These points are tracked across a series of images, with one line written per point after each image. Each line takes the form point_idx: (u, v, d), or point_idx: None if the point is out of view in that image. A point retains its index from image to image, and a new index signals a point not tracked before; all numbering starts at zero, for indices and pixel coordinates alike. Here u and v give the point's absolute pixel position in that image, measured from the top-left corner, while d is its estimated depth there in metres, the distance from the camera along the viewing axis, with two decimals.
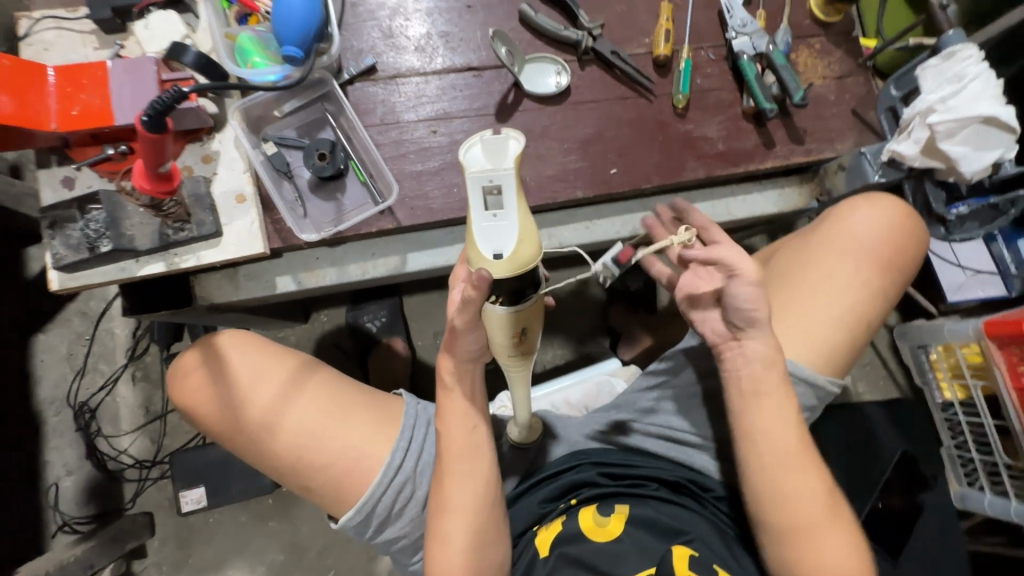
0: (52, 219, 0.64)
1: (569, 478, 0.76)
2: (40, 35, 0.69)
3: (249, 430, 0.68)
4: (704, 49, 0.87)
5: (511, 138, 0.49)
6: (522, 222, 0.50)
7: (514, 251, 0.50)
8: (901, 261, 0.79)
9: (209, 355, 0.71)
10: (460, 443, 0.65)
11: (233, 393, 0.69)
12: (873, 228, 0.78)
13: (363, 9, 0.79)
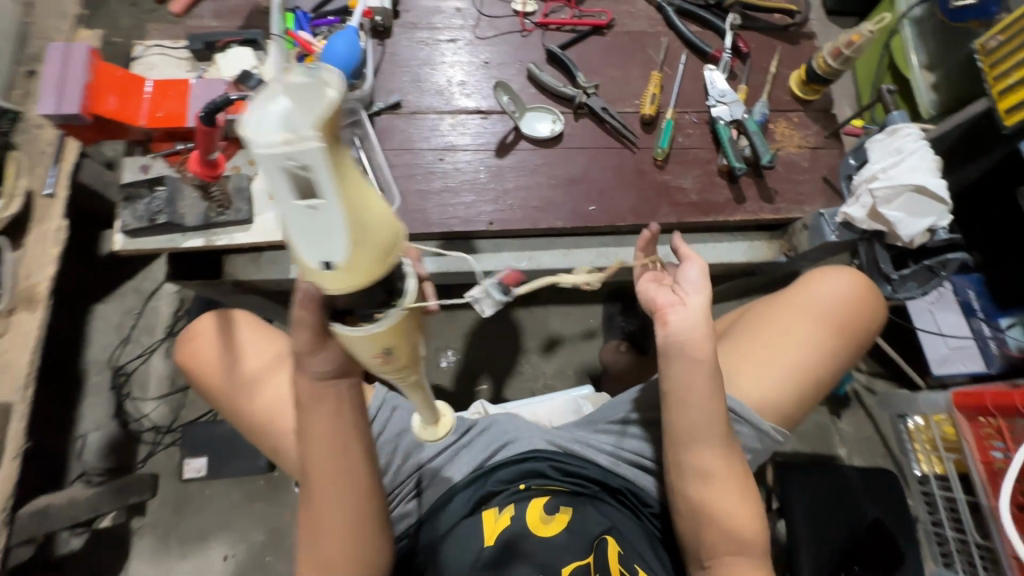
0: (127, 194, 0.81)
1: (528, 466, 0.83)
2: (147, 57, 0.89)
3: (240, 389, 0.80)
4: (688, 113, 0.99)
5: (327, 83, 0.35)
6: (350, 216, 0.37)
7: (351, 260, 0.39)
8: (857, 328, 0.85)
9: (223, 324, 0.84)
10: (332, 464, 0.63)
11: (235, 357, 0.82)
12: (835, 296, 0.85)
13: (398, 57, 0.96)
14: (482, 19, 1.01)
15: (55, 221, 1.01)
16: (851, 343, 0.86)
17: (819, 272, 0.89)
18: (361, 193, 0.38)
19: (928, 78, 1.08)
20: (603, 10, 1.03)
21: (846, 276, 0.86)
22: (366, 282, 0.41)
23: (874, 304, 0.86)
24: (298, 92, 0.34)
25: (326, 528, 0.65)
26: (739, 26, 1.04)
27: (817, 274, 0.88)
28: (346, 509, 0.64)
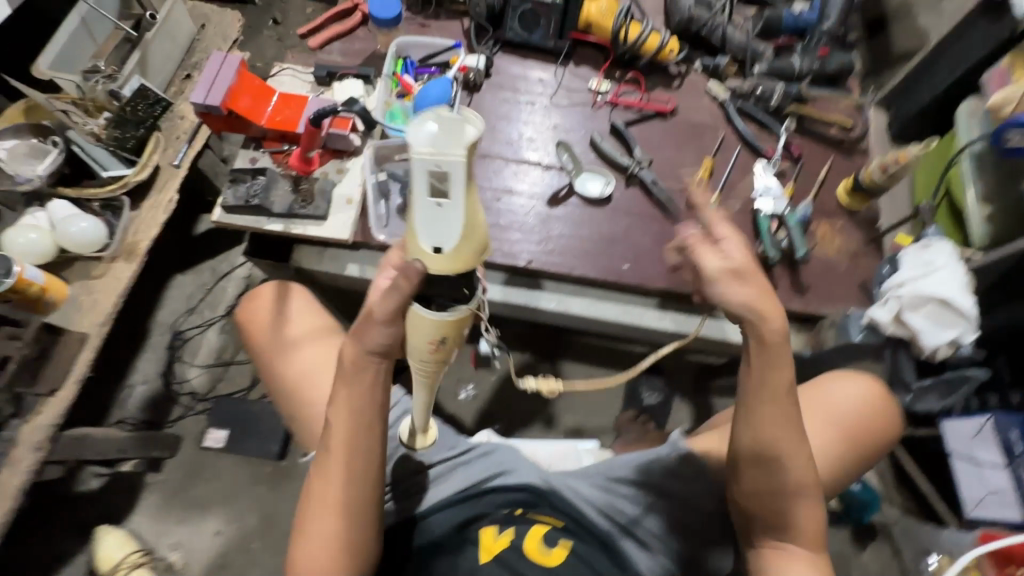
0: (234, 177, 0.96)
1: (517, 492, 0.85)
2: (281, 76, 1.08)
3: (279, 353, 0.90)
4: (733, 200, 1.05)
5: (469, 121, 0.52)
6: (465, 214, 0.54)
7: (457, 247, 0.56)
8: (874, 438, 0.84)
9: (280, 295, 0.95)
10: (354, 422, 0.71)
11: (282, 325, 0.92)
12: (852, 403, 0.85)
13: (481, 109, 1.11)
14: (560, 90, 1.14)
15: (170, 193, 1.19)
16: (867, 450, 0.85)
17: (836, 374, 0.88)
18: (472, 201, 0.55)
19: (985, 210, 1.06)
20: (670, 99, 1.14)
21: (864, 382, 0.86)
22: (463, 268, 0.58)
23: (892, 412, 0.86)
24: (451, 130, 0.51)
25: (330, 484, 0.73)
26: (795, 132, 1.12)
27: (834, 376, 0.87)
28: (355, 466, 0.72)
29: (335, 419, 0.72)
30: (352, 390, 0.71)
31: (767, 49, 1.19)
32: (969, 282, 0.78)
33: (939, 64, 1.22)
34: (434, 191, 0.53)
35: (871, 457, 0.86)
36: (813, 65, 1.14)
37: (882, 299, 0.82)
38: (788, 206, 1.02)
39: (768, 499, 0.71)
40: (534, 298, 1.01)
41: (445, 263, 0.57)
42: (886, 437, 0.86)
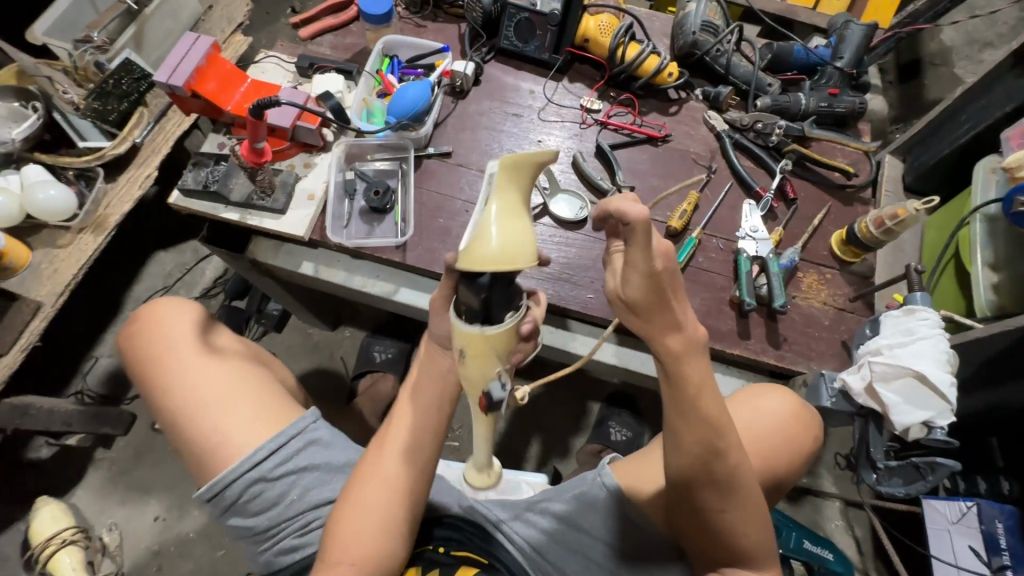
0: (196, 161, 0.94)
1: (446, 531, 0.78)
2: (264, 63, 1.06)
3: (169, 378, 0.80)
4: (715, 237, 0.99)
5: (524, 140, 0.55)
6: (503, 218, 0.53)
7: (485, 245, 0.53)
8: (787, 459, 0.77)
9: (192, 310, 0.87)
10: (427, 414, 0.71)
11: (180, 340, 0.82)
12: (773, 419, 0.77)
13: (465, 116, 1.07)
14: (549, 105, 1.10)
15: (147, 170, 1.18)
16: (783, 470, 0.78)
17: (751, 391, 0.81)
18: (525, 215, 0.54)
19: (990, 277, 0.98)
20: (663, 125, 1.09)
21: (783, 396, 0.79)
22: (493, 269, 0.53)
23: (813, 423, 0.80)
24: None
25: (381, 467, 0.70)
26: (793, 173, 1.05)
27: (749, 394, 0.80)
28: (423, 456, 0.71)
29: (402, 411, 0.72)
30: (430, 389, 0.72)
31: (774, 83, 1.12)
32: (953, 358, 0.69)
33: (961, 116, 1.14)
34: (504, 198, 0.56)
35: (791, 475, 0.79)
36: (820, 104, 1.07)
37: (857, 364, 0.76)
38: (773, 250, 0.95)
39: (705, 506, 0.63)
40: (565, 340, 0.96)
41: (486, 260, 0.53)
42: (809, 452, 0.80)
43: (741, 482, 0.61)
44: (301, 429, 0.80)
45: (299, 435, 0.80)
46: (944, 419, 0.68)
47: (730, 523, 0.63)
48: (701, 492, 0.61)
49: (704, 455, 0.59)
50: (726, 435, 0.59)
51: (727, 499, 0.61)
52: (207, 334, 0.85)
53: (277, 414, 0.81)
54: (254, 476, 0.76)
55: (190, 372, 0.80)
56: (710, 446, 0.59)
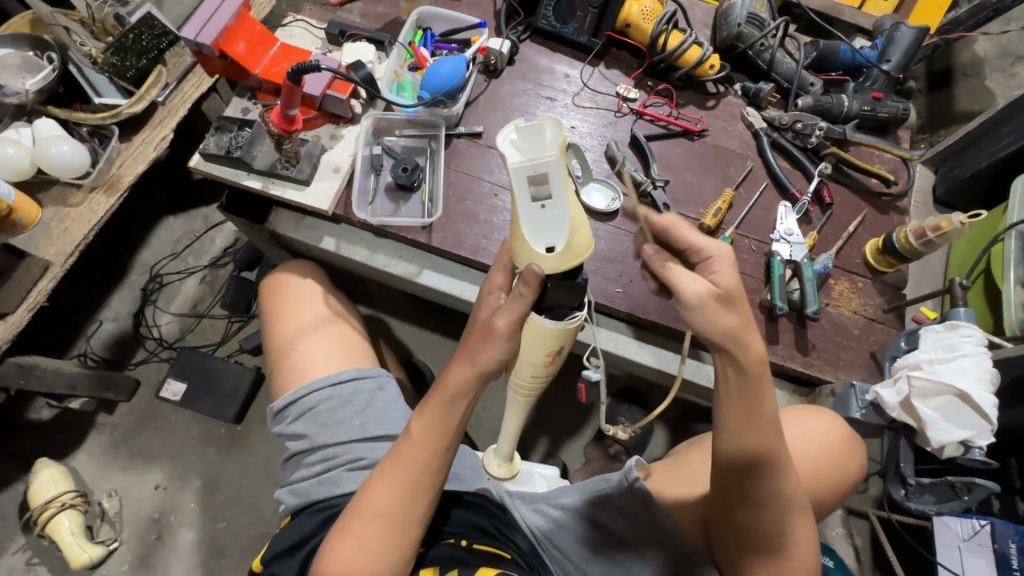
0: (218, 125, 0.90)
1: (472, 519, 0.77)
2: (292, 28, 1.02)
3: (277, 309, 0.94)
4: (748, 238, 0.96)
5: (544, 121, 0.56)
6: (570, 210, 0.57)
7: (566, 241, 0.58)
8: (834, 481, 0.78)
9: (299, 261, 0.99)
10: (394, 501, 0.65)
11: (289, 282, 0.96)
12: (818, 440, 0.77)
13: (497, 96, 1.03)
14: (584, 90, 1.06)
15: (164, 132, 1.14)
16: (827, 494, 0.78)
17: (798, 410, 0.80)
18: (566, 197, 0.57)
19: (1022, 297, 0.95)
20: (700, 119, 1.06)
21: (828, 419, 0.78)
22: (575, 263, 0.59)
23: (859, 442, 0.80)
24: (535, 141, 0.56)
25: (401, 462, 0.66)
26: (830, 176, 1.02)
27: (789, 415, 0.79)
28: (376, 543, 0.64)
29: (371, 493, 0.66)
30: (399, 470, 0.66)
31: (816, 82, 1.09)
32: (994, 377, 0.69)
33: (1003, 130, 1.11)
34: (535, 190, 0.57)
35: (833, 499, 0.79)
36: (863, 107, 1.04)
37: (892, 378, 0.74)
38: (807, 255, 0.93)
39: (751, 525, 0.64)
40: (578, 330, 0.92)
41: (561, 260, 0.58)
42: (857, 468, 0.80)
43: (785, 500, 0.63)
44: (376, 376, 0.89)
45: (373, 380, 0.88)
46: (982, 439, 0.69)
47: (777, 542, 0.64)
48: (753, 513, 0.63)
49: (750, 463, 0.62)
50: (772, 446, 0.61)
51: (773, 517, 0.63)
52: (309, 282, 0.97)
53: (358, 358, 0.91)
54: (318, 404, 0.85)
55: (293, 306, 0.94)
56: (756, 457, 0.61)
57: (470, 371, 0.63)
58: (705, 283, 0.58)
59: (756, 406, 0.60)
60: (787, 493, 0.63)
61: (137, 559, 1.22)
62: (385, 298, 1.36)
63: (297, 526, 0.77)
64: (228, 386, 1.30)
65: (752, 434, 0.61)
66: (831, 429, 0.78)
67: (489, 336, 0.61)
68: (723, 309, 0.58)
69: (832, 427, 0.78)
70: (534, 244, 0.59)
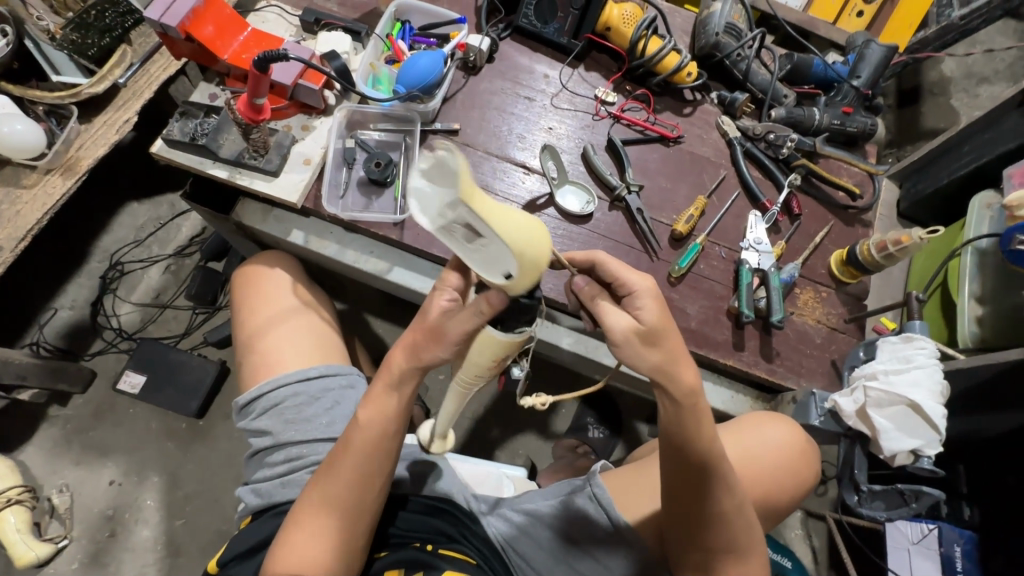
0: (183, 110, 0.87)
1: (433, 524, 0.77)
2: (266, 14, 0.99)
3: (246, 303, 0.91)
4: (718, 245, 0.98)
5: (449, 158, 0.48)
6: (509, 239, 0.50)
7: (516, 267, 0.53)
8: (788, 489, 0.80)
9: (269, 255, 0.96)
10: (345, 490, 0.65)
11: (257, 276, 0.93)
12: (775, 449, 0.79)
13: (475, 94, 1.02)
14: (563, 91, 1.06)
15: (127, 113, 1.09)
16: (781, 501, 0.81)
17: (757, 418, 0.82)
18: (492, 230, 0.50)
19: (976, 311, 0.99)
20: (676, 126, 1.06)
21: (785, 426, 0.80)
22: (534, 281, 0.55)
23: (814, 454, 0.82)
24: (441, 178, 0.51)
25: (351, 450, 0.65)
26: (799, 188, 1.05)
27: (752, 421, 0.81)
28: (328, 535, 0.64)
29: (322, 483, 0.65)
30: (347, 458, 0.65)
31: (790, 95, 1.11)
32: (945, 389, 0.71)
33: (962, 148, 1.15)
34: (470, 233, 0.53)
35: (788, 506, 0.82)
36: (833, 121, 1.06)
37: (850, 387, 0.76)
38: (774, 264, 0.95)
39: (708, 537, 0.66)
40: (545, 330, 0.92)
41: (515, 286, 0.55)
42: (808, 478, 0.82)
43: (738, 515, 0.66)
44: (344, 377, 0.87)
45: (341, 379, 0.87)
46: (931, 448, 0.71)
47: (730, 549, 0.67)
48: (712, 527, 0.66)
49: (697, 479, 0.63)
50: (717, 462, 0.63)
51: (727, 527, 0.66)
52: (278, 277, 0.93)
53: (328, 357, 0.89)
54: (284, 400, 0.83)
55: (261, 301, 0.91)
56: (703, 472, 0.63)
57: (415, 359, 0.63)
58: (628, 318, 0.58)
59: (693, 435, 0.61)
60: (737, 505, 0.66)
61: (88, 557, 1.17)
62: (356, 293, 1.33)
63: (257, 528, 0.75)
64: (190, 379, 1.27)
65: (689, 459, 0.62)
66: (786, 438, 0.80)
67: (440, 339, 0.60)
68: (649, 344, 0.58)
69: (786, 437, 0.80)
70: (492, 279, 0.56)
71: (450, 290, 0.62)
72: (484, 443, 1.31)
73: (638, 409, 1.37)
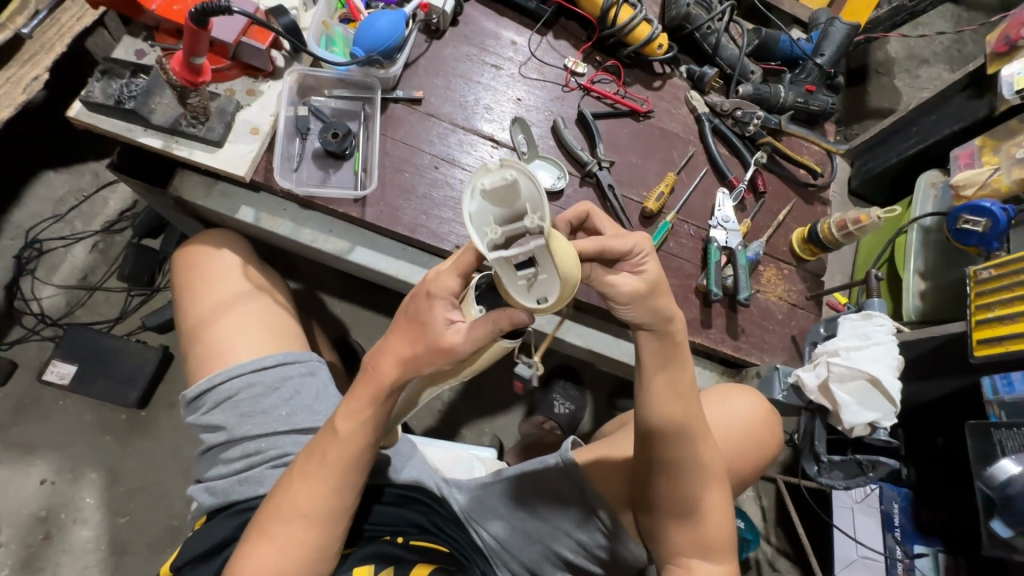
0: (105, 69, 0.77)
1: (406, 515, 0.75)
2: None
3: (189, 286, 0.84)
4: (687, 224, 0.98)
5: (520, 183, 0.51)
6: (563, 270, 0.53)
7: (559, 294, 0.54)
8: (755, 460, 0.83)
9: (215, 233, 0.87)
10: (319, 504, 0.61)
11: (203, 255, 0.85)
12: (747, 417, 0.82)
13: (438, 60, 0.96)
14: (531, 60, 1.01)
15: (36, 71, 0.96)
16: (750, 469, 0.83)
17: (728, 390, 0.84)
18: (554, 256, 0.52)
19: (919, 285, 1.04)
20: (646, 100, 1.04)
21: (754, 398, 0.83)
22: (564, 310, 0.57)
23: (778, 425, 0.85)
24: (507, 200, 0.52)
25: (325, 461, 0.61)
26: (765, 165, 1.05)
27: (728, 390, 0.84)
28: (298, 544, 0.61)
29: (293, 491, 0.61)
30: (322, 470, 0.61)
31: (756, 71, 1.11)
32: (899, 363, 0.77)
33: (910, 129, 1.18)
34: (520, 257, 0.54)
35: (755, 474, 0.85)
36: (797, 99, 1.07)
37: (813, 362, 0.80)
38: (741, 242, 0.96)
39: (666, 499, 0.67)
40: None
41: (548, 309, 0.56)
42: (773, 448, 0.85)
43: (696, 477, 0.66)
44: (305, 363, 0.82)
45: (301, 364, 0.81)
46: (887, 420, 0.76)
47: (683, 512, 0.67)
48: (668, 487, 0.67)
49: (666, 436, 0.65)
50: (686, 422, 0.64)
51: (689, 498, 0.66)
52: (226, 256, 0.85)
53: (286, 343, 0.83)
54: (237, 393, 0.77)
55: (209, 283, 0.83)
56: (674, 432, 0.64)
57: (407, 369, 0.58)
58: (638, 280, 0.58)
59: (673, 388, 0.64)
60: (698, 468, 0.66)
61: (20, 561, 1.08)
62: (312, 271, 1.26)
63: (213, 529, 0.70)
64: (127, 368, 1.16)
65: (664, 417, 0.64)
66: (756, 411, 0.82)
67: (447, 356, 0.56)
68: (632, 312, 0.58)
69: (755, 409, 0.82)
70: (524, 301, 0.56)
71: (450, 297, 0.57)
72: (451, 423, 1.29)
73: (603, 385, 1.38)
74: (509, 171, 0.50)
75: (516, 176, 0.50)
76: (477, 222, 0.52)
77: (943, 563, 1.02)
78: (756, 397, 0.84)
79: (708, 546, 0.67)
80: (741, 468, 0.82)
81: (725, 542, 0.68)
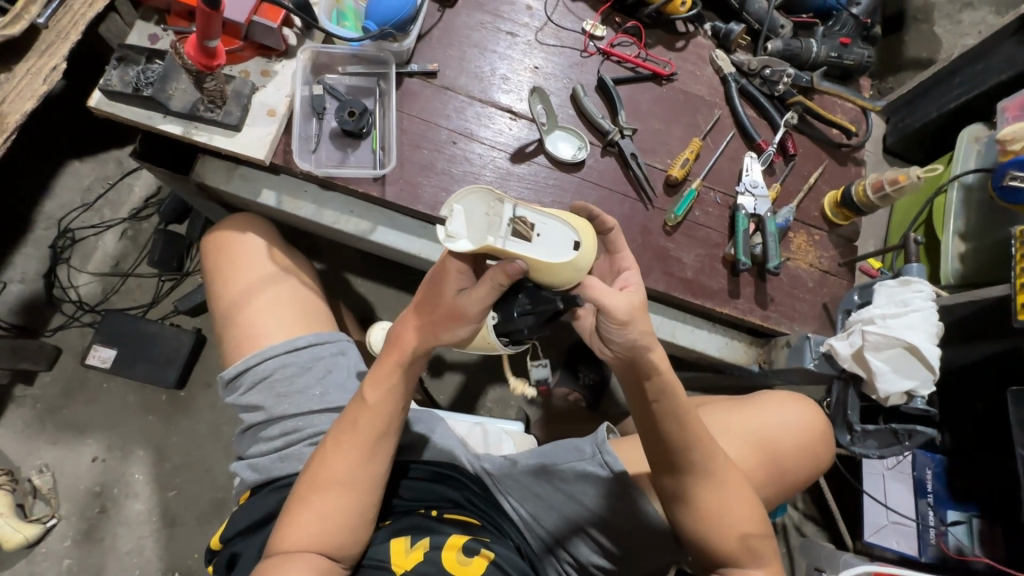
0: (122, 55, 0.77)
1: (440, 491, 0.77)
2: None
3: (218, 272, 0.85)
4: (713, 190, 0.95)
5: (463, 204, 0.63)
6: (550, 212, 0.66)
7: (572, 225, 0.66)
8: (802, 470, 0.82)
9: (238, 219, 0.88)
10: (354, 471, 0.66)
11: (230, 242, 0.86)
12: (793, 430, 0.82)
13: (451, 31, 0.93)
14: (548, 25, 0.97)
15: None
16: (796, 480, 0.83)
17: (779, 397, 0.85)
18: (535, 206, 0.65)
19: (958, 247, 0.99)
20: (669, 62, 1.00)
21: (804, 408, 0.83)
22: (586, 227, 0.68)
23: (829, 440, 0.85)
24: (472, 223, 0.63)
25: (358, 435, 0.66)
26: (795, 126, 1.01)
27: (775, 400, 0.84)
28: (336, 514, 0.65)
29: (328, 460, 0.66)
30: (355, 438, 0.67)
31: (786, 24, 1.05)
32: (939, 330, 0.76)
33: (954, 81, 1.11)
34: (524, 236, 0.64)
35: (799, 486, 0.84)
36: (831, 53, 1.02)
37: (847, 332, 0.81)
38: (770, 208, 0.93)
39: (693, 488, 0.67)
40: None
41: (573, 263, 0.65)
42: (820, 465, 0.85)
43: (708, 463, 0.66)
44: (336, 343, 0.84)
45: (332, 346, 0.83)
46: (924, 388, 0.77)
47: (699, 493, 0.67)
48: (689, 475, 0.67)
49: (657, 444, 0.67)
50: (668, 406, 0.65)
51: (709, 487, 0.67)
52: (256, 242, 0.86)
53: (315, 324, 0.85)
54: (273, 373, 0.79)
55: (240, 270, 0.84)
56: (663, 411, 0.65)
57: (428, 334, 0.66)
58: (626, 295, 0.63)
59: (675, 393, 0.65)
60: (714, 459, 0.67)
61: (80, 533, 1.15)
62: (334, 252, 1.27)
63: (259, 503, 0.73)
64: (163, 351, 1.20)
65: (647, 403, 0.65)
66: (799, 416, 0.83)
67: (459, 320, 0.65)
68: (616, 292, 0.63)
69: (797, 414, 0.83)
70: (565, 257, 0.64)
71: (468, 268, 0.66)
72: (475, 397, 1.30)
73: None
74: (455, 203, 0.62)
75: (457, 201, 0.63)
76: (477, 237, 0.63)
77: (978, 527, 1.01)
78: (802, 405, 0.84)
79: (720, 539, 0.66)
80: (783, 477, 0.81)
81: (742, 531, 0.67)
